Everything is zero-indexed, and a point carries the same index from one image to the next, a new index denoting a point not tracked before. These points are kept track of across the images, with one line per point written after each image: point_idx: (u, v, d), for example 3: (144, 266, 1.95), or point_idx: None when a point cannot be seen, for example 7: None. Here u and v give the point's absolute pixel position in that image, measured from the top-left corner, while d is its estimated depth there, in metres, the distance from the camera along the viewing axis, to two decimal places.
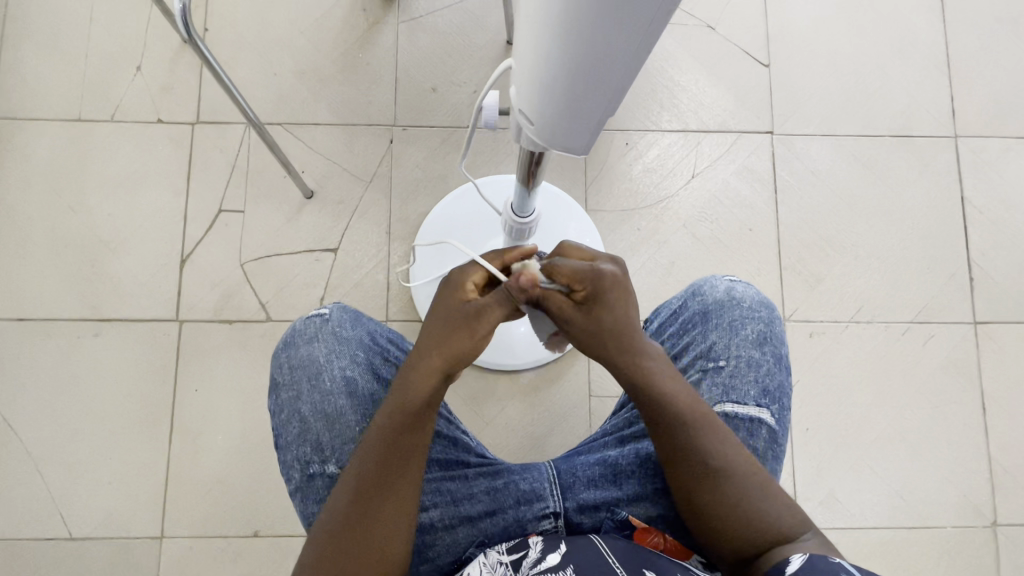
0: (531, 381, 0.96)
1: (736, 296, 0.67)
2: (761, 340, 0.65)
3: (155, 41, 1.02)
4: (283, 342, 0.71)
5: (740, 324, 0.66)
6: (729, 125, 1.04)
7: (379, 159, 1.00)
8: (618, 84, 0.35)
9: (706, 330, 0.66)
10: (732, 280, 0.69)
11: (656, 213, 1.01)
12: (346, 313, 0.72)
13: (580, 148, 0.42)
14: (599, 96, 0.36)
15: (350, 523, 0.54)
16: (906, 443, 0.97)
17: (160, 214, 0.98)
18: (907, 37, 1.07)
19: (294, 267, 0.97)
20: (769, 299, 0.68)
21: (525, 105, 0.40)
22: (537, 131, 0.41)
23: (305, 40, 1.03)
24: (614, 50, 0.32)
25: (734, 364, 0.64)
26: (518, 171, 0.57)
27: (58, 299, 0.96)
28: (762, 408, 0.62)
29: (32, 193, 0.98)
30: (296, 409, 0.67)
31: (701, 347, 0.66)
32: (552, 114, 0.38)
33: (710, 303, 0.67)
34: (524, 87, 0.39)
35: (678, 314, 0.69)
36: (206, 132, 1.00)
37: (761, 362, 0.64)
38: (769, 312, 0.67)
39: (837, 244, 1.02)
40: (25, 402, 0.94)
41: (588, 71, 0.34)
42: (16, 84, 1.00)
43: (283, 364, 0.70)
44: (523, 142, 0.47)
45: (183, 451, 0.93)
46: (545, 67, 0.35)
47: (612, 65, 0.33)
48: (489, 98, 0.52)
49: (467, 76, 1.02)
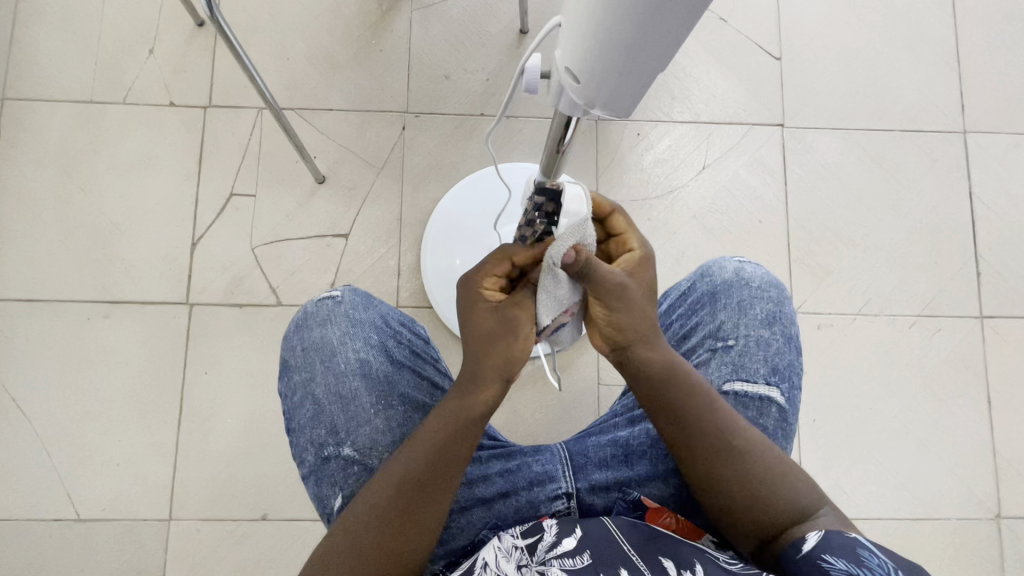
0: (541, 369, 0.96)
1: (745, 276, 0.68)
2: (770, 319, 0.66)
3: (168, 24, 1.02)
4: (293, 324, 0.71)
5: (749, 304, 0.66)
6: (740, 117, 1.04)
7: (391, 145, 1.00)
8: (666, 43, 0.35)
9: (715, 309, 0.67)
10: (741, 260, 0.69)
11: (665, 203, 1.01)
12: (357, 296, 0.72)
13: (623, 108, 0.41)
14: (644, 56, 0.36)
15: (387, 515, 0.54)
16: (912, 435, 0.97)
17: (172, 197, 0.98)
18: (918, 34, 1.08)
19: (305, 251, 0.97)
20: (777, 279, 0.68)
21: (570, 61, 0.40)
22: (579, 91, 0.41)
23: (319, 25, 1.03)
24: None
25: (742, 343, 0.65)
26: (547, 143, 0.55)
27: (69, 280, 0.95)
28: (771, 386, 0.63)
29: (42, 174, 0.98)
30: (309, 391, 0.67)
31: (710, 327, 0.66)
32: (598, 73, 0.38)
33: (718, 283, 0.68)
34: (571, 42, 0.38)
35: (687, 295, 0.69)
36: (218, 115, 1.00)
37: (770, 341, 0.65)
38: (778, 291, 0.68)
39: (846, 236, 1.02)
40: (34, 382, 0.94)
41: (649, 19, 0.33)
42: (27, 64, 1.00)
43: (295, 346, 0.69)
44: (561, 108, 0.47)
45: (192, 433, 0.93)
46: (601, 16, 0.35)
47: (673, 11, 0.32)
48: (532, 62, 0.49)
49: (480, 64, 1.03)
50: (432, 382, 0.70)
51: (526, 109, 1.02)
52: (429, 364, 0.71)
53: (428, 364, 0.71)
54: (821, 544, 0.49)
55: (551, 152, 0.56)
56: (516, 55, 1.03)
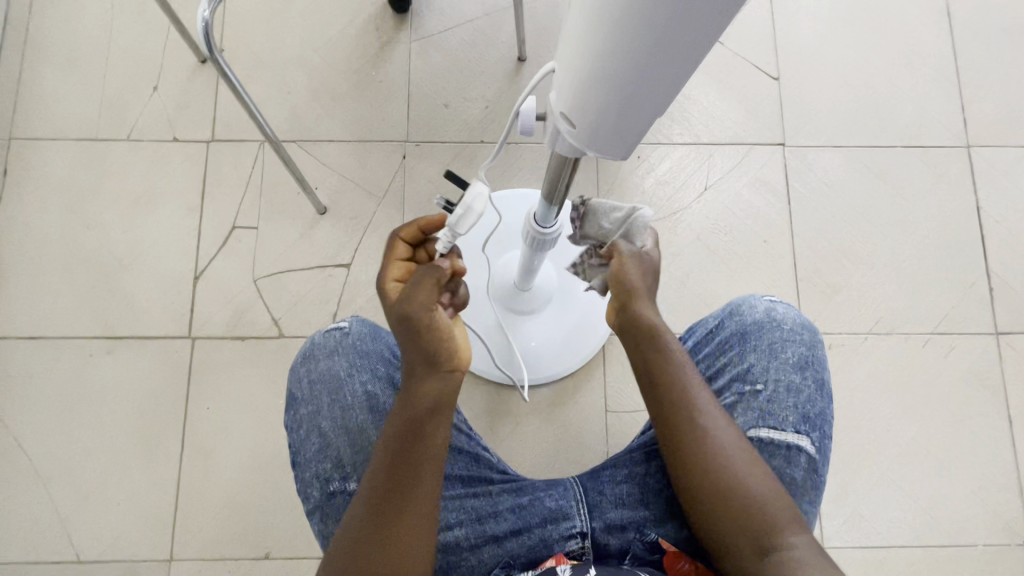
0: (547, 397, 0.95)
1: (776, 317, 0.66)
2: (802, 363, 0.64)
3: (171, 62, 1.04)
4: (300, 356, 0.70)
5: (780, 347, 0.65)
6: (739, 138, 1.04)
7: (392, 174, 1.01)
8: (665, 92, 0.35)
9: (743, 351, 0.66)
10: (772, 300, 0.68)
11: (668, 225, 1.01)
12: (365, 327, 0.71)
13: (621, 151, 0.41)
14: (642, 104, 0.36)
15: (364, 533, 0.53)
16: (931, 456, 0.94)
17: (174, 231, 0.99)
18: (916, 50, 1.08)
19: (308, 282, 0.97)
20: (810, 322, 0.67)
21: (569, 104, 0.39)
22: (576, 134, 0.41)
23: (319, 58, 1.04)
24: (678, 48, 0.31)
25: (772, 388, 0.63)
26: (547, 177, 0.55)
27: (71, 317, 0.95)
28: (801, 435, 0.61)
29: (47, 212, 0.99)
30: (315, 424, 0.66)
31: (739, 369, 0.65)
32: (596, 120, 0.38)
33: (748, 323, 0.66)
34: (569, 89, 0.38)
35: (714, 334, 0.68)
36: (220, 149, 1.01)
37: (801, 387, 0.63)
38: (811, 335, 0.66)
39: (853, 254, 1.01)
40: (36, 421, 0.93)
41: (652, 67, 0.33)
42: (33, 105, 1.01)
43: (301, 378, 0.68)
44: (560, 150, 0.47)
45: (195, 470, 0.92)
46: (602, 64, 0.34)
47: (674, 62, 0.32)
48: (527, 105, 0.49)
49: (479, 92, 1.03)
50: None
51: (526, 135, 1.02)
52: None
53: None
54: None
55: (552, 187, 0.56)
56: (514, 83, 1.04)
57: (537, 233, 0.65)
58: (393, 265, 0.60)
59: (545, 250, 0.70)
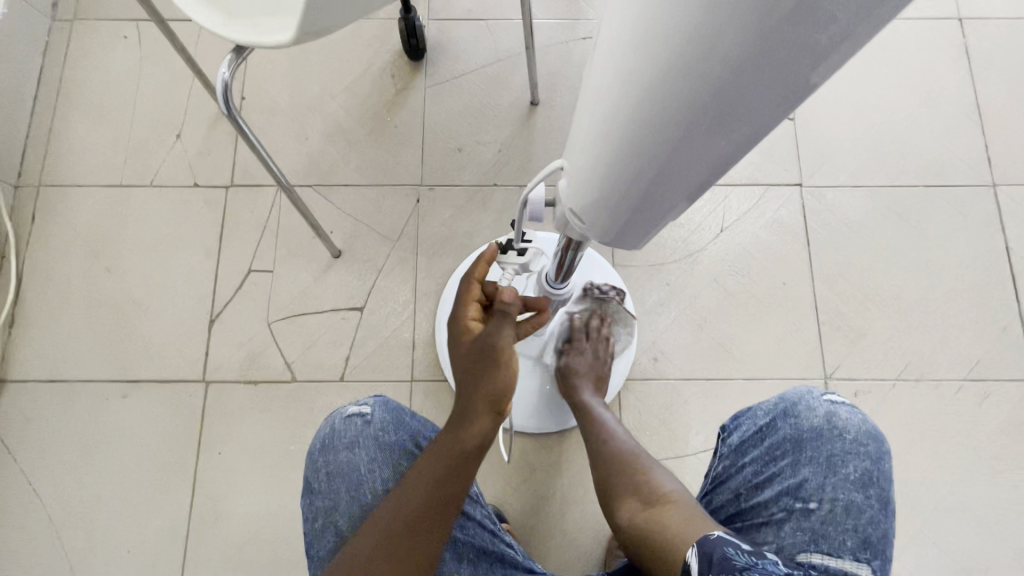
0: (562, 445, 0.92)
1: (838, 425, 0.63)
2: (864, 481, 0.60)
3: (194, 111, 1.07)
4: (319, 443, 0.68)
5: (840, 460, 0.61)
6: (756, 178, 1.03)
7: (405, 218, 1.01)
8: (671, 204, 0.42)
9: (798, 462, 0.62)
10: (836, 404, 0.64)
11: (684, 267, 0.99)
12: (388, 414, 0.69)
13: (637, 242, 0.48)
14: (653, 213, 0.43)
15: (394, 544, 0.55)
16: (971, 512, 0.89)
17: (192, 274, 1.00)
18: (934, 88, 1.06)
19: (321, 326, 0.97)
20: (877, 432, 0.63)
21: (580, 201, 0.45)
22: (589, 229, 0.47)
23: (336, 104, 1.07)
24: (680, 174, 0.37)
25: (828, 507, 0.59)
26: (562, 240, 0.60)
27: (89, 360, 0.97)
28: (861, 563, 0.57)
29: (70, 256, 1.01)
30: (332, 521, 0.65)
31: (790, 481, 0.62)
32: (609, 222, 0.45)
33: (804, 429, 0.64)
34: (577, 198, 0.45)
35: (765, 436, 0.65)
36: (238, 195, 1.03)
37: (864, 507, 0.59)
38: (879, 447, 0.62)
39: (876, 296, 0.98)
40: (50, 465, 0.93)
41: (655, 183, 0.38)
42: (62, 153, 1.05)
43: (320, 468, 0.67)
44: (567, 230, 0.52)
45: (204, 517, 0.91)
46: (611, 176, 0.40)
47: (679, 182, 0.38)
48: (535, 194, 0.53)
49: (492, 136, 1.04)
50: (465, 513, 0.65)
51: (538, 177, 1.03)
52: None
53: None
54: (720, 539, 0.52)
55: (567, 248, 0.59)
56: (527, 127, 1.05)
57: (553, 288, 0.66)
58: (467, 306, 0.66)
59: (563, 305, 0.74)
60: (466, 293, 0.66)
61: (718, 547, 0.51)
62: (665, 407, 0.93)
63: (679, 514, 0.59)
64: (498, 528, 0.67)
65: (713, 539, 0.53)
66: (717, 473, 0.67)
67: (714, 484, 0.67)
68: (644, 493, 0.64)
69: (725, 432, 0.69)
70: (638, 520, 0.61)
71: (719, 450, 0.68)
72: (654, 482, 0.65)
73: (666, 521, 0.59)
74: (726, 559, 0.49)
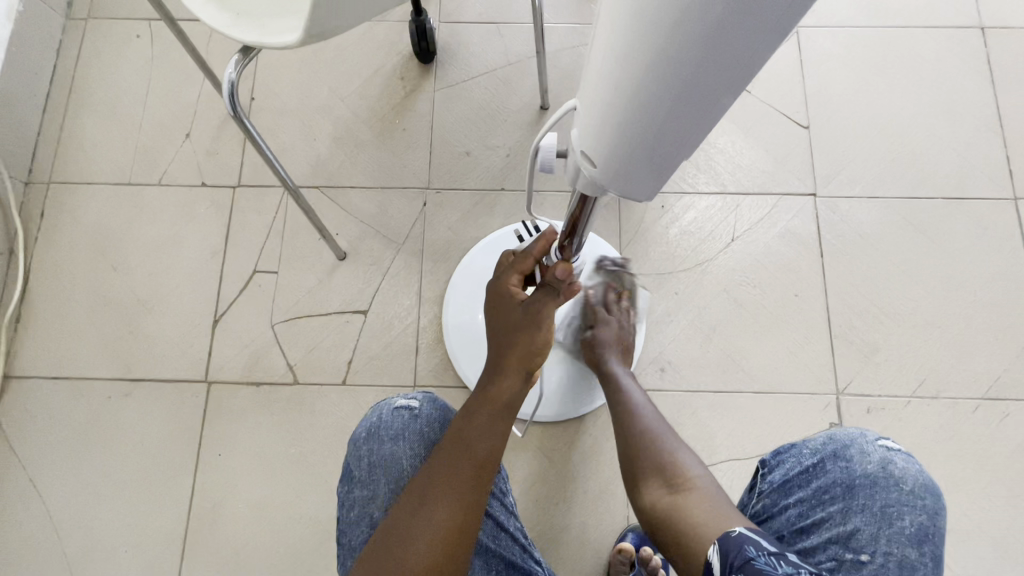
0: (566, 454, 0.91)
1: (893, 474, 0.61)
2: (920, 537, 0.58)
3: (204, 110, 1.07)
4: (365, 430, 0.67)
5: (896, 512, 0.59)
6: (769, 187, 1.01)
7: (412, 221, 1.00)
8: (691, 136, 0.35)
9: (850, 510, 0.60)
10: (892, 451, 0.62)
11: (694, 276, 0.97)
12: (434, 412, 0.68)
13: (646, 191, 0.41)
14: (667, 149, 0.36)
15: (423, 498, 0.54)
16: (988, 537, 0.86)
17: (197, 274, 1.00)
18: (954, 98, 1.04)
19: (325, 329, 0.96)
20: (933, 484, 0.61)
21: (590, 130, 0.38)
22: (596, 173, 0.40)
23: (345, 106, 1.06)
24: (712, 85, 0.30)
25: (880, 562, 0.58)
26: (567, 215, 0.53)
27: (94, 358, 0.96)
28: None
29: (78, 252, 1.01)
30: (368, 512, 0.63)
31: (841, 529, 0.60)
32: (619, 159, 0.38)
33: (858, 475, 0.62)
34: (587, 129, 0.38)
35: (813, 477, 0.63)
36: (245, 195, 1.03)
37: (918, 564, 0.57)
38: (935, 501, 0.60)
39: (891, 310, 0.95)
40: (52, 461, 0.93)
41: (679, 104, 0.32)
42: (73, 150, 1.06)
43: (362, 457, 0.65)
44: (574, 182, 0.46)
45: (203, 518, 0.90)
46: (630, 88, 0.33)
47: (708, 97, 0.31)
48: (549, 140, 0.47)
49: (501, 140, 1.03)
50: (498, 523, 0.64)
51: (547, 182, 1.02)
52: (498, 501, 0.65)
53: (495, 500, 0.65)
54: (741, 537, 0.52)
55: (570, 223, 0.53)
56: (536, 132, 1.04)
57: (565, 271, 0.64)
58: (513, 273, 0.66)
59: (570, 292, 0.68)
60: (522, 259, 0.66)
61: (741, 547, 0.52)
62: (672, 419, 0.91)
63: (703, 506, 0.58)
64: (528, 542, 0.66)
65: (734, 540, 0.53)
66: (758, 511, 0.66)
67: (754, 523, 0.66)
68: (667, 473, 0.62)
69: (766, 468, 0.67)
70: (662, 501, 0.60)
71: (761, 487, 0.66)
72: (677, 462, 0.63)
73: (689, 506, 0.58)
74: (748, 562, 0.50)
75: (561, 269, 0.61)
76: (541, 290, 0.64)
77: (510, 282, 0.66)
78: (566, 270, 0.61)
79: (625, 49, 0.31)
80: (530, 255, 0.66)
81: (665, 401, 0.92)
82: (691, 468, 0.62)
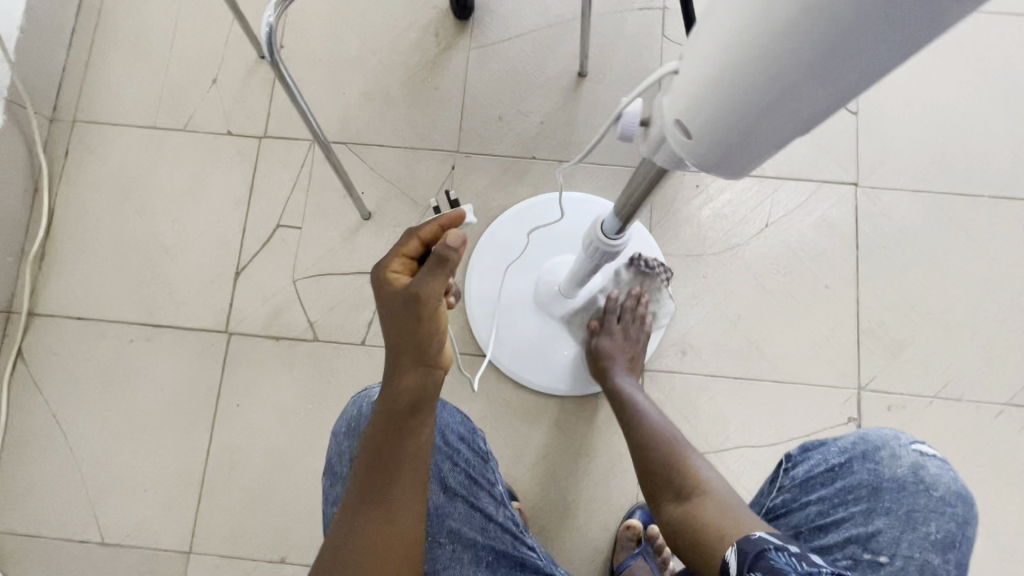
0: (579, 429, 0.91)
1: (925, 480, 0.60)
2: (945, 543, 0.58)
3: (232, 56, 1.04)
4: (347, 425, 0.66)
5: (921, 517, 0.59)
6: (809, 174, 0.97)
7: (439, 184, 0.98)
8: (812, 114, 0.31)
9: (874, 512, 0.60)
10: (926, 455, 0.62)
11: (723, 260, 0.95)
12: None
13: (738, 170, 0.37)
14: (780, 126, 0.32)
15: (353, 516, 0.53)
16: (995, 541, 0.86)
17: (221, 223, 0.99)
18: (1015, 92, 0.99)
19: (346, 288, 0.96)
20: (966, 492, 0.60)
21: (699, 93, 0.33)
22: (691, 145, 0.36)
23: (376, 60, 1.03)
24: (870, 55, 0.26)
25: (900, 564, 0.58)
26: (630, 185, 0.49)
27: (116, 301, 0.97)
28: None
29: (102, 194, 1.00)
30: None
31: (863, 530, 0.60)
32: (722, 131, 0.33)
33: (886, 478, 0.61)
34: (695, 91, 0.33)
35: (841, 476, 0.63)
36: (272, 147, 1.01)
37: (938, 569, 0.57)
38: (965, 508, 0.60)
39: (923, 309, 0.93)
40: (74, 399, 0.95)
41: (819, 75, 0.28)
42: (98, 88, 1.03)
43: (345, 454, 0.66)
44: (650, 154, 0.42)
45: (220, 464, 0.92)
46: (766, 48, 0.28)
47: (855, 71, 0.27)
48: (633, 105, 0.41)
49: (535, 106, 1.00)
50: (487, 515, 0.65)
51: (578, 152, 0.99)
52: (485, 493, 0.66)
53: (484, 493, 0.66)
54: (762, 539, 0.52)
55: (632, 196, 0.49)
56: (572, 100, 1.00)
57: (604, 246, 0.58)
58: (396, 258, 0.57)
59: (605, 263, 0.64)
60: (405, 242, 0.57)
61: (761, 546, 0.51)
62: (688, 402, 0.91)
63: (716, 510, 0.58)
64: (520, 529, 0.65)
65: (754, 542, 0.52)
66: (775, 504, 0.65)
67: (772, 516, 0.65)
68: (678, 483, 0.63)
69: (790, 462, 0.66)
70: (675, 511, 0.61)
71: (781, 482, 0.66)
72: (688, 469, 0.64)
73: (703, 511, 0.59)
74: (769, 561, 0.49)
75: (449, 237, 0.51)
76: (424, 269, 0.53)
77: (391, 269, 0.57)
78: (455, 237, 0.51)
79: (792, 7, 0.26)
80: (416, 237, 0.57)
81: (683, 385, 0.91)
82: (704, 472, 0.63)
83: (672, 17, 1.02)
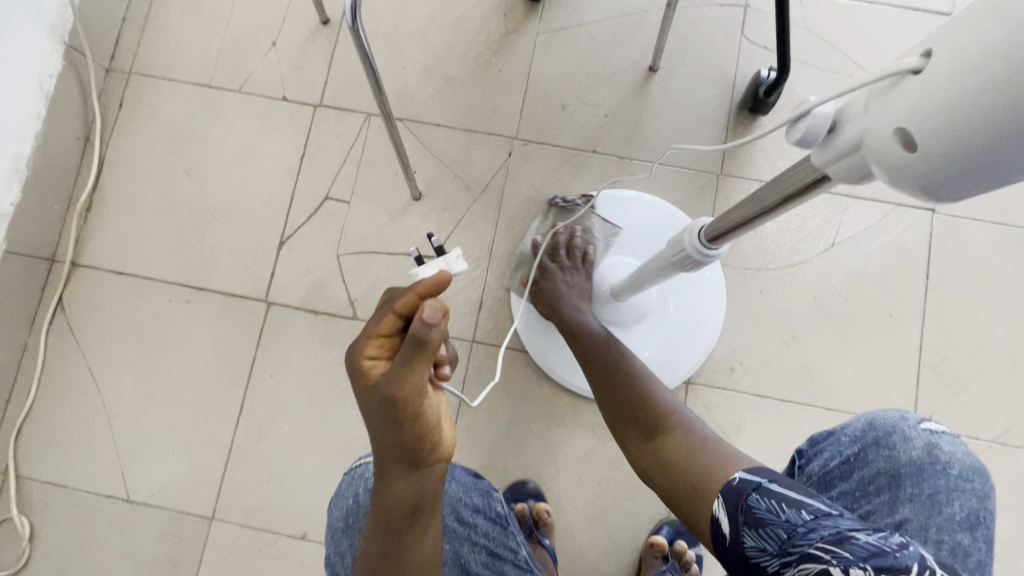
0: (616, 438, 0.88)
1: (941, 458, 0.56)
2: (972, 521, 0.53)
3: (294, 19, 1.01)
4: (343, 521, 0.61)
5: (944, 498, 0.54)
6: (882, 195, 0.92)
7: (494, 171, 0.95)
8: None
9: (897, 500, 0.55)
10: (936, 432, 0.57)
11: (783, 277, 0.91)
12: None
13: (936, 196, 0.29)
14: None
15: None
16: None
17: (269, 190, 0.97)
18: None
19: (390, 268, 0.94)
20: (982, 464, 0.56)
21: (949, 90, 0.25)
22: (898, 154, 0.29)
23: (440, 36, 0.99)
24: None
25: (934, 552, 0.52)
26: (760, 193, 0.44)
27: (158, 259, 0.96)
28: None
29: (152, 150, 0.99)
30: None
31: (890, 522, 0.55)
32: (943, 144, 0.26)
33: (903, 464, 0.56)
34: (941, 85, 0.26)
35: (856, 466, 0.58)
36: (326, 116, 0.98)
37: (971, 550, 0.52)
38: (984, 482, 0.56)
39: (990, 349, 0.88)
40: (110, 354, 0.94)
41: None
42: (157, 42, 1.02)
43: (346, 554, 0.60)
44: (820, 161, 0.35)
45: (249, 434, 0.91)
46: None
47: None
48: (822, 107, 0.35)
49: (601, 98, 0.96)
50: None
51: (641, 150, 0.95)
52: (509, 563, 0.62)
53: (508, 565, 0.62)
54: (743, 484, 0.50)
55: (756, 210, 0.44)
56: (639, 95, 0.96)
57: (698, 257, 0.55)
58: (371, 340, 0.48)
59: (687, 271, 0.59)
60: (379, 319, 0.47)
61: (745, 495, 0.49)
62: (732, 422, 0.88)
63: (685, 450, 0.58)
64: None
65: (737, 486, 0.50)
66: None
67: None
68: (650, 428, 0.63)
69: (803, 459, 0.62)
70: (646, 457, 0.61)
71: (800, 481, 0.62)
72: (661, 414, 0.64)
73: (672, 451, 0.59)
74: (752, 510, 0.47)
75: (427, 308, 0.42)
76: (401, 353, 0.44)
77: (366, 353, 0.48)
78: (433, 307, 0.41)
79: None
80: (392, 312, 0.47)
81: (728, 403, 0.88)
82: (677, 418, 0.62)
83: (754, 17, 0.97)
